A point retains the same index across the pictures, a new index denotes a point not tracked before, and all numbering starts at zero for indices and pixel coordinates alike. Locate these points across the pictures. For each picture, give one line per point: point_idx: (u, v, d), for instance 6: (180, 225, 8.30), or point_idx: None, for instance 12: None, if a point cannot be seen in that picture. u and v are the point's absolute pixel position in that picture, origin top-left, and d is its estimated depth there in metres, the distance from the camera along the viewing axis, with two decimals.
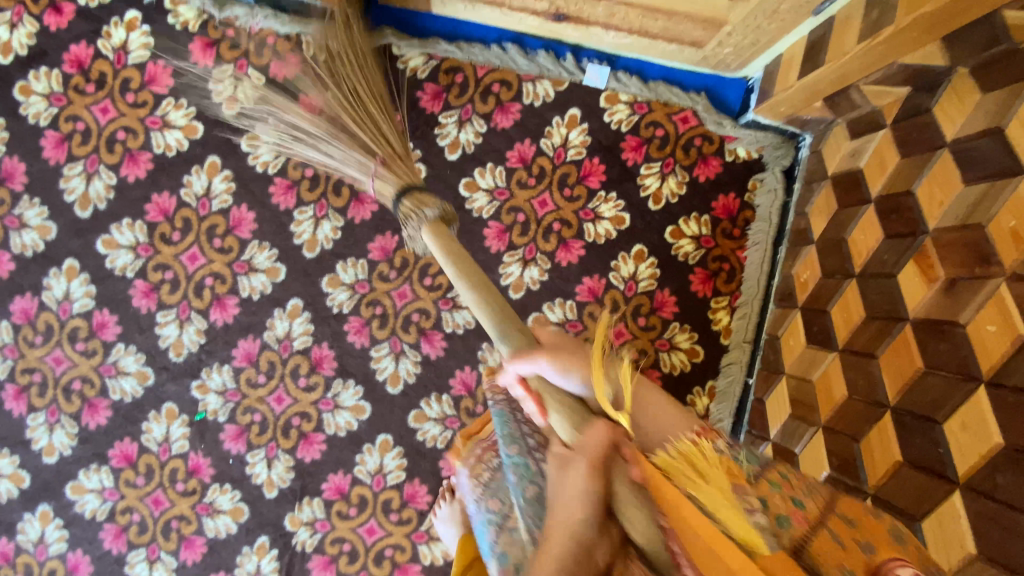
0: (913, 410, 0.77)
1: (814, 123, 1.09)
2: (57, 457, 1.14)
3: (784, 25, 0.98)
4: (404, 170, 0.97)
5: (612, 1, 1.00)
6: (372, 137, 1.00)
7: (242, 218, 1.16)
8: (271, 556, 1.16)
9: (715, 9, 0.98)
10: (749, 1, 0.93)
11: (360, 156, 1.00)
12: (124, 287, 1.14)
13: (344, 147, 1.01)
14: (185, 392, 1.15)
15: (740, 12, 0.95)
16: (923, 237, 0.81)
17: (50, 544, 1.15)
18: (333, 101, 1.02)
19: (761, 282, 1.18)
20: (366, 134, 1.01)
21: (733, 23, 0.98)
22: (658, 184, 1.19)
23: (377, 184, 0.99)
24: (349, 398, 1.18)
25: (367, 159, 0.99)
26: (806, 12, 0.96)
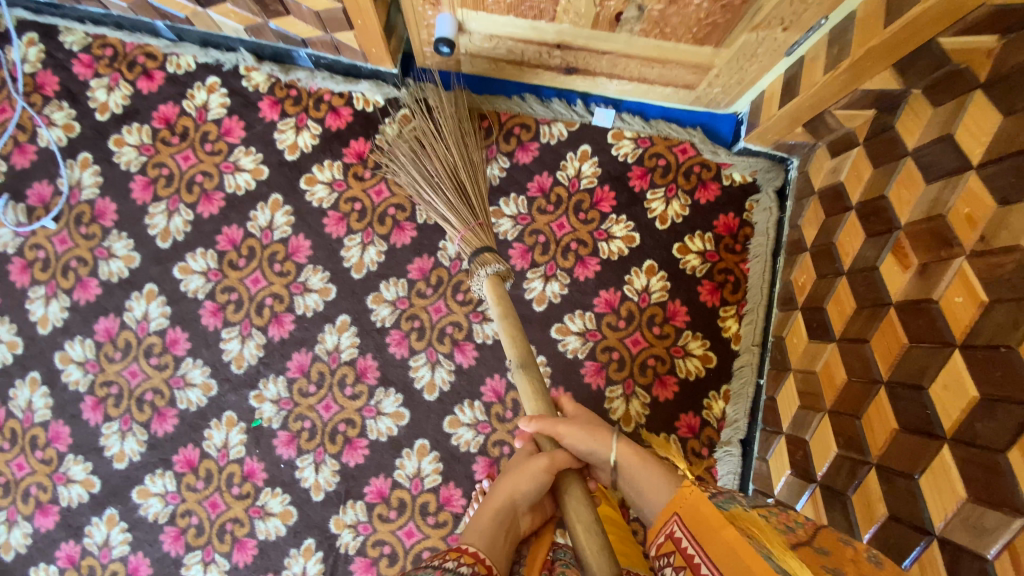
0: (902, 381, 0.86)
1: (799, 147, 1.25)
2: (126, 463, 1.25)
3: (762, 65, 1.15)
4: (484, 234, 1.15)
5: (614, 56, 1.16)
6: (472, 203, 1.18)
7: (300, 246, 1.33)
8: (316, 558, 1.24)
9: (700, 57, 1.13)
10: (731, 47, 1.09)
11: (464, 216, 1.16)
12: (195, 307, 1.30)
13: (457, 207, 1.18)
14: (244, 401, 1.27)
15: (724, 57, 1.12)
16: (897, 232, 0.94)
17: (114, 547, 1.24)
18: (442, 171, 1.21)
19: (765, 290, 1.29)
20: (473, 200, 1.18)
21: (719, 66, 1.15)
22: (664, 207, 1.33)
23: (463, 240, 1.15)
24: (390, 405, 1.29)
25: (470, 219, 1.16)
26: (778, 55, 1.12)
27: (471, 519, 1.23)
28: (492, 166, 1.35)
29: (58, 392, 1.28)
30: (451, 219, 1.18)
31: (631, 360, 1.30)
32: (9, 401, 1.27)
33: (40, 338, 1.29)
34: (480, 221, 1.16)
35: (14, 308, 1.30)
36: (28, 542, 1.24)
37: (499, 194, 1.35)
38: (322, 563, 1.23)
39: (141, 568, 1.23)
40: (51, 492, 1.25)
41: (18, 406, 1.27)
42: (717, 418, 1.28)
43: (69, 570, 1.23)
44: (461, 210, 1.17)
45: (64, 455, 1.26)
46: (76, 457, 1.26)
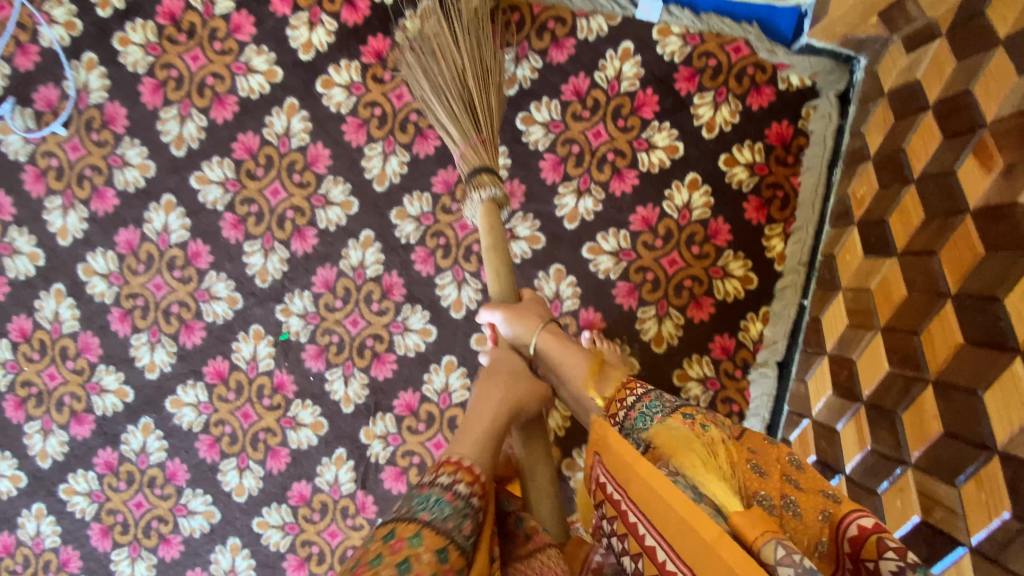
0: (973, 293, 0.79)
1: (870, 43, 1.11)
2: (157, 374, 1.26)
3: None
4: (489, 152, 1.06)
5: None
6: (478, 112, 1.08)
7: (319, 155, 1.26)
8: (347, 467, 1.26)
9: None
10: None
11: (467, 126, 1.07)
12: (215, 220, 1.26)
13: (461, 113, 1.08)
14: (270, 315, 1.26)
15: None
16: (982, 131, 0.83)
17: (151, 453, 1.27)
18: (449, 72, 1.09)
19: (816, 206, 1.20)
20: (481, 110, 1.08)
21: None
22: (712, 113, 1.23)
23: (464, 152, 1.06)
24: (417, 322, 1.26)
25: (472, 130, 1.06)
26: None
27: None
28: (523, 68, 1.24)
29: (84, 304, 1.27)
30: (452, 131, 1.08)
31: (667, 280, 1.24)
32: (37, 312, 1.27)
33: (62, 250, 1.27)
34: (485, 134, 1.07)
35: (32, 219, 1.27)
36: (69, 447, 1.28)
37: (530, 99, 1.25)
38: (353, 472, 1.26)
39: (179, 473, 1.26)
40: (87, 400, 1.27)
41: (47, 317, 1.27)
42: (754, 339, 1.23)
43: (110, 473, 1.27)
44: (464, 124, 1.07)
45: (96, 365, 1.27)
46: (108, 367, 1.27)
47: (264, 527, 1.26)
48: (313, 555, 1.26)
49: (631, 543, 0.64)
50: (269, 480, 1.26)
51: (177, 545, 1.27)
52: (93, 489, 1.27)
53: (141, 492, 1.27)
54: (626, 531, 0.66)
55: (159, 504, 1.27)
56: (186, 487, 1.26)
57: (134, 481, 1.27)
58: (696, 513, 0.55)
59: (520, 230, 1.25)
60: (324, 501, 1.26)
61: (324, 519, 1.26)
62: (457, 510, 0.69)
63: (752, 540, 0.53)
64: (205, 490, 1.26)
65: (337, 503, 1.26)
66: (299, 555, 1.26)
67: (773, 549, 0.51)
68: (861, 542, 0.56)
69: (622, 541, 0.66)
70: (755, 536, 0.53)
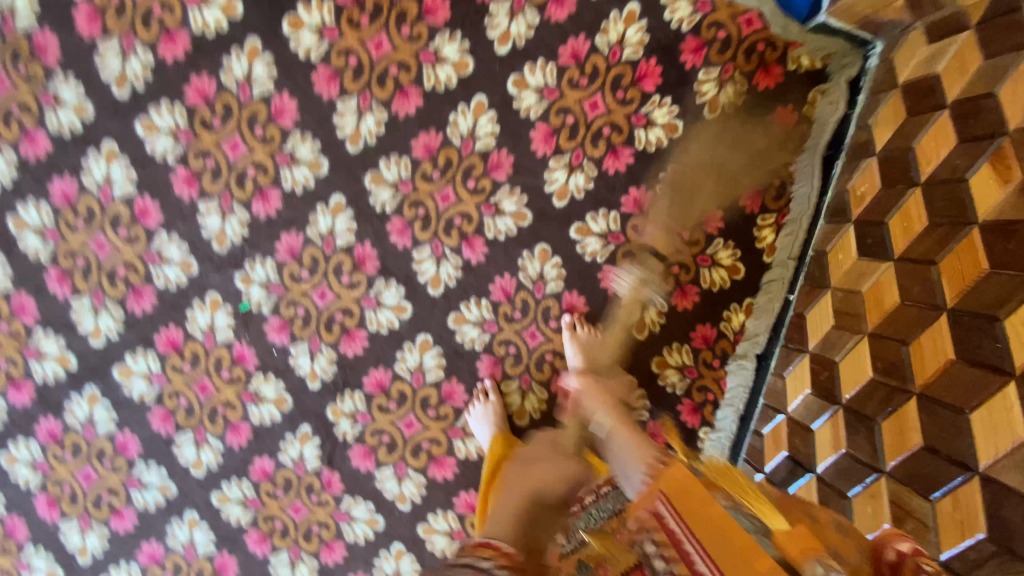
0: (973, 310, 0.77)
1: (889, 27, 1.05)
2: (102, 342, 1.16)
3: None
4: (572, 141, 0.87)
5: None
6: None
7: (285, 107, 1.12)
8: (313, 444, 1.21)
9: None
10: None
11: None
12: (166, 174, 1.13)
13: None
14: (229, 283, 1.16)
15: None
16: (1001, 138, 0.78)
17: (99, 424, 1.18)
18: None
19: (812, 198, 1.15)
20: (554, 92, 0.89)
21: None
22: (716, 91, 1.15)
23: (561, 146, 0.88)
24: (391, 297, 1.19)
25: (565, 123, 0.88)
26: None
27: (472, 417, 1.20)
28: (517, 23, 1.12)
29: (15, 262, 1.13)
30: None
31: (654, 267, 1.20)
32: None
33: None
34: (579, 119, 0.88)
35: None
36: (4, 416, 1.17)
37: (523, 60, 1.14)
38: (319, 449, 1.21)
39: (130, 446, 1.19)
40: (23, 366, 1.16)
41: None
42: (735, 331, 1.21)
43: (53, 444, 1.18)
44: None
45: (32, 329, 1.15)
46: (46, 332, 1.15)
47: (223, 502, 1.22)
48: (276, 531, 1.23)
49: (676, 565, 0.61)
50: (229, 455, 1.20)
51: (129, 518, 1.21)
52: (35, 461, 1.19)
53: (88, 464, 1.19)
54: (672, 555, 0.61)
55: (109, 476, 1.20)
56: (138, 461, 1.19)
57: (81, 453, 1.19)
58: (752, 545, 0.57)
59: (505, 205, 1.18)
60: (288, 477, 1.22)
61: (288, 494, 1.22)
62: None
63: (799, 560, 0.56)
64: (160, 463, 1.20)
65: (302, 479, 1.22)
66: (261, 530, 1.23)
67: (814, 566, 0.54)
68: (898, 568, 0.56)
69: (656, 547, 0.64)
70: (799, 556, 0.56)
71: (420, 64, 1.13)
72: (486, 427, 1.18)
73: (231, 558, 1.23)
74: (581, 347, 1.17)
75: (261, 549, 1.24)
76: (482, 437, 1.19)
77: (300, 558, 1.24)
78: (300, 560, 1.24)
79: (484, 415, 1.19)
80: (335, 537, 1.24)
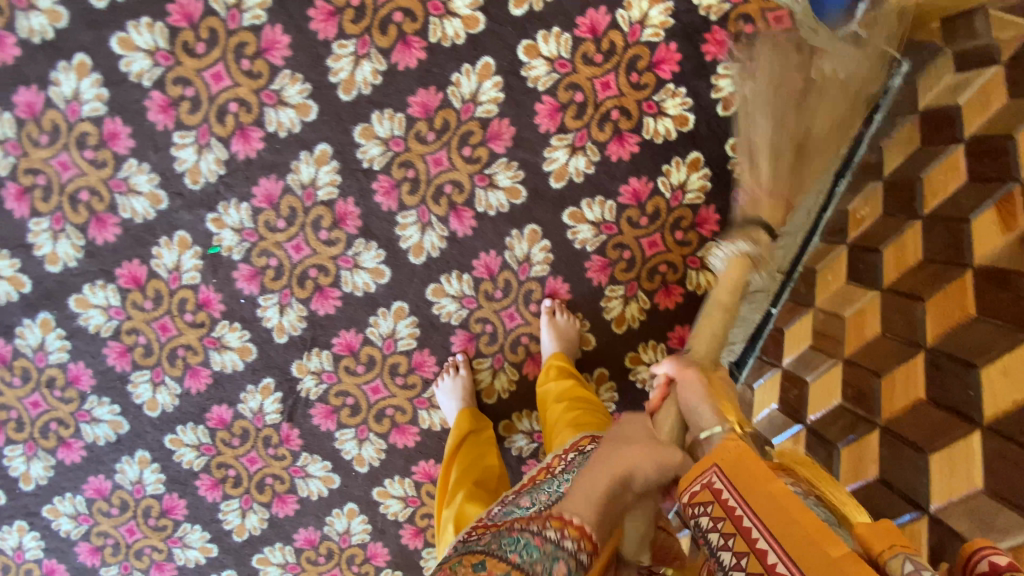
0: (951, 353, 0.77)
1: (918, 48, 1.00)
2: (59, 268, 1.09)
3: None
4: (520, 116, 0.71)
5: None
6: None
7: (276, 41, 1.04)
8: (274, 398, 1.19)
9: None
10: None
11: None
12: (140, 96, 1.04)
13: None
14: (199, 223, 1.10)
15: None
16: (1011, 183, 0.76)
17: (51, 352, 1.13)
18: None
19: (811, 213, 1.12)
20: None
21: None
22: (733, 89, 1.11)
23: None
24: (369, 258, 1.14)
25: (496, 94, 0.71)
26: None
27: (439, 389, 1.19)
28: None
29: None
30: None
31: (642, 262, 1.17)
32: None
33: None
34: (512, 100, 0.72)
35: None
36: None
37: (537, 25, 1.07)
38: (279, 403, 1.19)
39: (82, 378, 1.14)
40: None
41: None
42: None
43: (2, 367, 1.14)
44: None
45: None
46: None
47: (176, 445, 1.19)
48: (228, 479, 1.22)
49: (733, 541, 0.55)
50: (186, 399, 1.17)
51: (77, 451, 1.18)
52: None
53: (36, 392, 1.15)
54: (728, 532, 0.56)
55: (58, 407, 1.15)
56: (89, 394, 1.15)
57: (30, 379, 1.14)
58: (814, 519, 0.51)
59: (499, 179, 1.13)
60: (245, 427, 1.20)
61: (244, 444, 1.21)
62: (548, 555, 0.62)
63: (876, 553, 0.49)
64: (112, 400, 1.16)
65: (260, 431, 1.20)
66: (213, 476, 1.22)
67: (902, 562, 0.47)
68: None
69: (711, 522, 0.58)
70: (886, 552, 0.48)
71: (427, 15, 1.05)
72: (450, 400, 1.17)
73: (181, 500, 1.22)
74: (556, 332, 1.15)
75: (212, 494, 1.23)
76: (446, 409, 1.18)
77: (251, 507, 1.24)
78: (251, 509, 1.24)
79: (451, 387, 1.17)
80: (288, 490, 1.24)
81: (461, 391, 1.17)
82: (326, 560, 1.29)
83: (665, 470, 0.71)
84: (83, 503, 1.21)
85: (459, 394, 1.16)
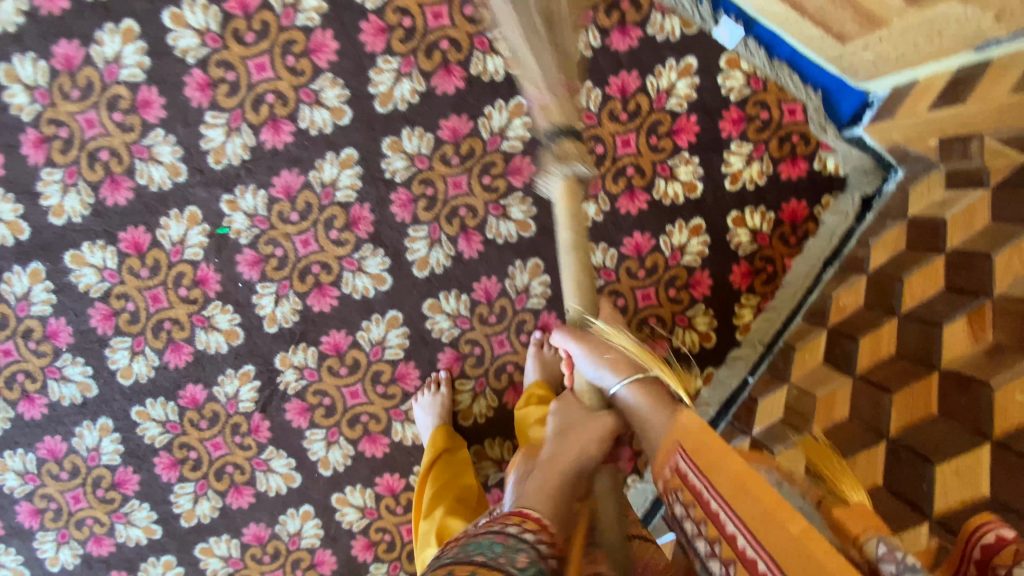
0: (911, 446, 0.82)
1: (914, 160, 1.08)
2: (62, 222, 1.09)
3: (938, 50, 0.93)
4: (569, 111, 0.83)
5: None
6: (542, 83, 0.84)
7: (324, 45, 1.08)
8: (252, 385, 1.18)
9: (884, 8, 0.89)
10: (924, 11, 0.85)
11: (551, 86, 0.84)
12: (181, 71, 1.07)
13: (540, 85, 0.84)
14: (213, 202, 1.11)
15: (908, 19, 0.88)
16: (984, 299, 0.83)
17: (34, 304, 1.11)
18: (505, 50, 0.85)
19: (797, 294, 1.20)
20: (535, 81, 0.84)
21: (892, 29, 0.93)
22: (742, 166, 1.17)
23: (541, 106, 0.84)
24: (374, 265, 1.16)
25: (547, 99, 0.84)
26: (965, 46, 0.90)
27: (418, 403, 1.20)
28: (579, 39, 1.12)
29: None
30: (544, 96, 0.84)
31: (632, 311, 1.22)
32: None
33: None
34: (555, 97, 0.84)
35: None
36: None
37: None
38: (256, 392, 1.18)
39: (61, 335, 1.13)
40: None
41: None
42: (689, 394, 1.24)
43: None
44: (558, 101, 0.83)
45: None
46: (4, 193, 1.08)
47: (142, 417, 1.17)
48: (188, 461, 1.20)
49: (706, 527, 0.64)
50: (162, 373, 1.16)
51: (39, 407, 1.15)
52: None
53: (10, 341, 1.12)
54: (701, 517, 0.65)
55: (30, 359, 1.13)
56: (64, 352, 1.13)
57: (5, 327, 1.12)
58: (778, 501, 0.58)
59: (512, 211, 1.17)
60: (216, 410, 1.18)
61: (211, 428, 1.19)
62: (511, 547, 0.63)
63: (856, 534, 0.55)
64: (87, 361, 1.14)
65: (230, 417, 1.19)
66: (173, 456, 1.19)
67: (875, 544, 0.52)
68: (993, 551, 0.49)
69: (690, 511, 0.68)
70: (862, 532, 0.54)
71: (472, 48, 1.11)
72: (427, 416, 1.18)
73: (135, 475, 1.19)
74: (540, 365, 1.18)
75: (168, 474, 1.20)
76: (422, 424, 1.18)
77: (206, 493, 1.21)
78: (204, 495, 1.21)
79: (431, 403, 1.19)
80: (247, 482, 1.22)
81: (440, 407, 1.18)
82: (271, 558, 1.27)
83: (603, 439, 0.81)
84: (33, 461, 1.18)
85: (437, 410, 1.18)
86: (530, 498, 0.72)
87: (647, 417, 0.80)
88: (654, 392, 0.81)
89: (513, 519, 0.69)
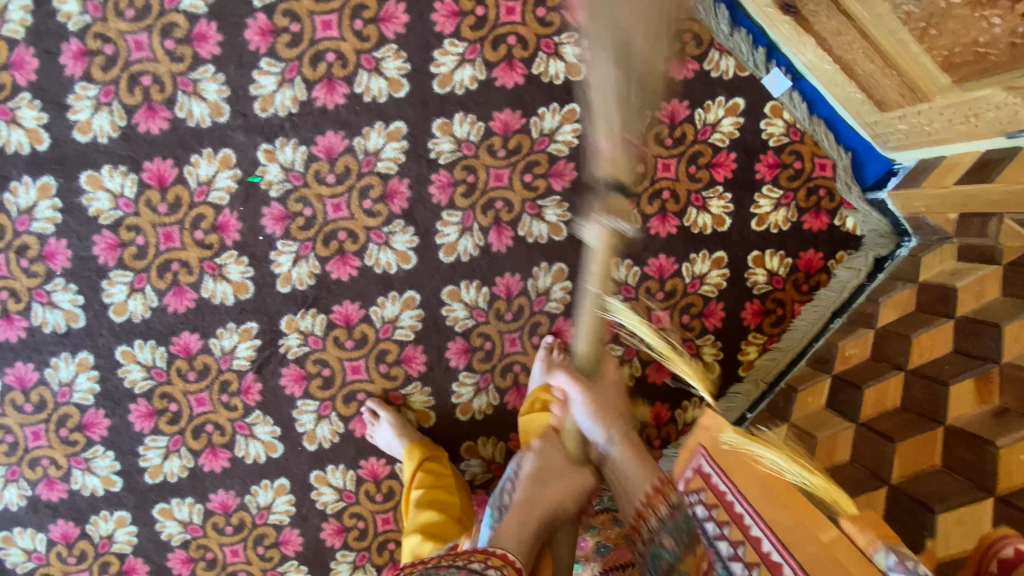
0: (913, 494, 0.85)
1: (929, 230, 1.15)
2: (86, 139, 1.03)
3: (972, 131, 0.99)
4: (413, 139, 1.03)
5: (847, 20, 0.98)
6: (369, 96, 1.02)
7: (395, 17, 1.08)
8: (251, 344, 1.12)
9: (931, 83, 0.95)
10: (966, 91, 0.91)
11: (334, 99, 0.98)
12: (244, 13, 1.04)
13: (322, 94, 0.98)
14: (250, 149, 1.06)
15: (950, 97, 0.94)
16: (991, 364, 0.87)
17: (36, 220, 1.04)
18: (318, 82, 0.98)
19: (802, 340, 1.24)
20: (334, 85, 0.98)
21: (932, 105, 0.99)
22: (769, 210, 1.22)
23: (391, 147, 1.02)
24: (401, 242, 1.15)
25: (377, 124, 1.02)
26: (997, 131, 0.96)
27: (377, 424, 1.16)
28: None
29: (38, 15, 1.00)
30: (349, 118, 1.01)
31: (644, 332, 1.22)
32: None
33: None
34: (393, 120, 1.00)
35: None
36: None
37: None
38: (254, 351, 1.12)
39: (58, 257, 1.06)
40: None
41: None
42: (686, 421, 1.26)
43: None
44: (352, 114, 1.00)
45: (16, 90, 1.01)
46: (31, 100, 1.02)
47: (127, 359, 1.10)
48: (167, 414, 1.12)
49: (730, 530, 0.86)
50: (159, 316, 1.09)
51: (18, 330, 1.07)
52: None
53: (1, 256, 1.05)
54: (723, 517, 0.89)
55: (18, 278, 1.06)
56: (57, 276, 1.06)
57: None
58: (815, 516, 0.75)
59: (546, 212, 1.18)
60: (207, 364, 1.12)
61: (198, 383, 1.12)
62: None
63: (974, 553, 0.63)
64: (80, 289, 1.07)
65: (221, 373, 1.13)
66: (151, 405, 1.12)
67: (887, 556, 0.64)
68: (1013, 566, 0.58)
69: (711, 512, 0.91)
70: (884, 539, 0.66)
71: (539, 49, 1.13)
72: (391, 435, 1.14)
73: (106, 419, 1.12)
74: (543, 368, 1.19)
75: (142, 424, 1.12)
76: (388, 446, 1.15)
77: (178, 451, 1.14)
78: (176, 452, 1.14)
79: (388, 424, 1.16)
80: (225, 445, 1.15)
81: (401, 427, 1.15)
82: (233, 530, 1.19)
83: (578, 497, 0.89)
84: None
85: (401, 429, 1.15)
86: (502, 541, 0.83)
87: (627, 484, 0.87)
88: (630, 441, 0.90)
89: (478, 555, 0.80)
